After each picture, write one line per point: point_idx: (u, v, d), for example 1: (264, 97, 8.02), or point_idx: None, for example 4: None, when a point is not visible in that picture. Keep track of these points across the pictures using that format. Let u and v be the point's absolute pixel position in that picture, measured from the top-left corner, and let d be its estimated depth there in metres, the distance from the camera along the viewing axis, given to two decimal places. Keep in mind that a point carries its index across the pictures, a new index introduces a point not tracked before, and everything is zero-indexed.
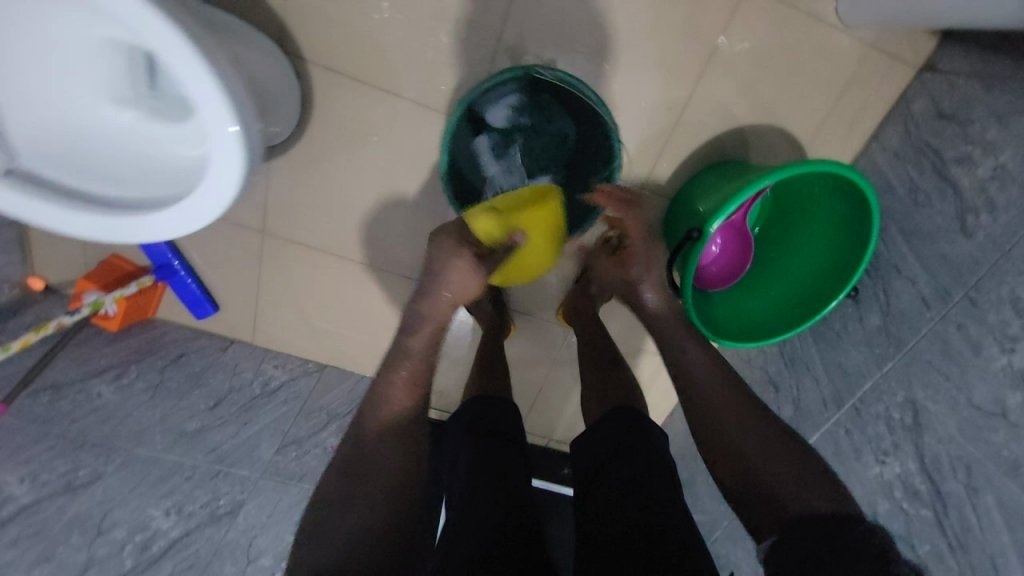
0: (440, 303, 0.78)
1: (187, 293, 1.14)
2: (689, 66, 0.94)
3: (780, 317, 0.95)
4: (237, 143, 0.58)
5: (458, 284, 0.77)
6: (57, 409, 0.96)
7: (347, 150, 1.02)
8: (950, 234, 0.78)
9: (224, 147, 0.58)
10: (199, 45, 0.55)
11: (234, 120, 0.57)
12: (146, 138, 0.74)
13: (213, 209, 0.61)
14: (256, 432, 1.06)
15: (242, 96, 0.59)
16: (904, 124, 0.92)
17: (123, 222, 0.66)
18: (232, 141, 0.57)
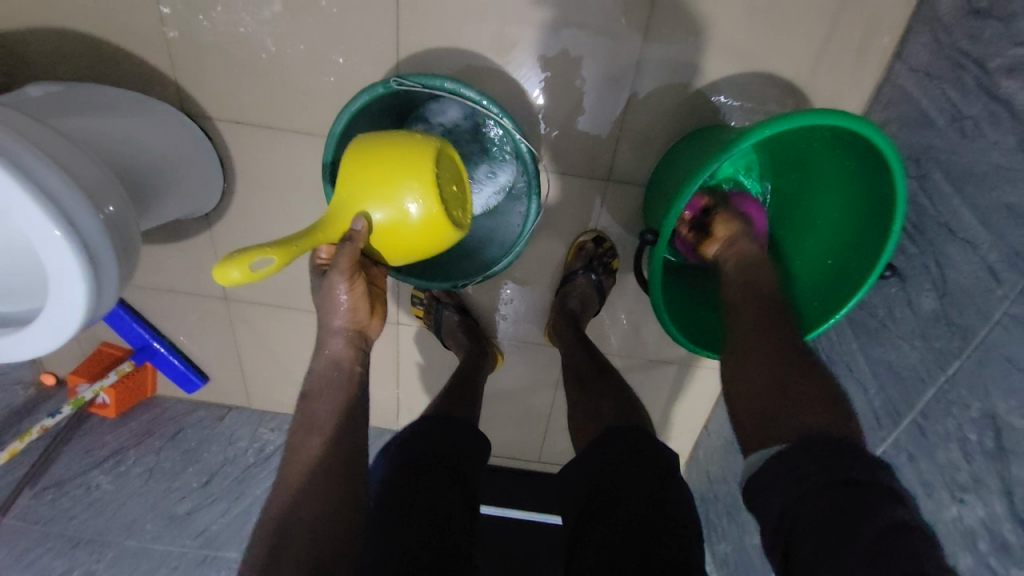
0: (341, 338, 0.72)
1: (172, 369, 1.14)
2: (628, 27, 0.77)
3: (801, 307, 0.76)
4: (70, 244, 0.54)
5: (347, 308, 0.69)
6: (58, 506, 1.00)
7: (279, 201, 0.95)
8: (1013, 174, 0.55)
9: (56, 252, 0.54)
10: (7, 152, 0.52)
11: (55, 223, 0.53)
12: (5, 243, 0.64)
13: (72, 316, 0.57)
14: (245, 507, 1.03)
15: (59, 193, 0.54)
16: (933, 33, 0.69)
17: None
18: (62, 243, 0.53)
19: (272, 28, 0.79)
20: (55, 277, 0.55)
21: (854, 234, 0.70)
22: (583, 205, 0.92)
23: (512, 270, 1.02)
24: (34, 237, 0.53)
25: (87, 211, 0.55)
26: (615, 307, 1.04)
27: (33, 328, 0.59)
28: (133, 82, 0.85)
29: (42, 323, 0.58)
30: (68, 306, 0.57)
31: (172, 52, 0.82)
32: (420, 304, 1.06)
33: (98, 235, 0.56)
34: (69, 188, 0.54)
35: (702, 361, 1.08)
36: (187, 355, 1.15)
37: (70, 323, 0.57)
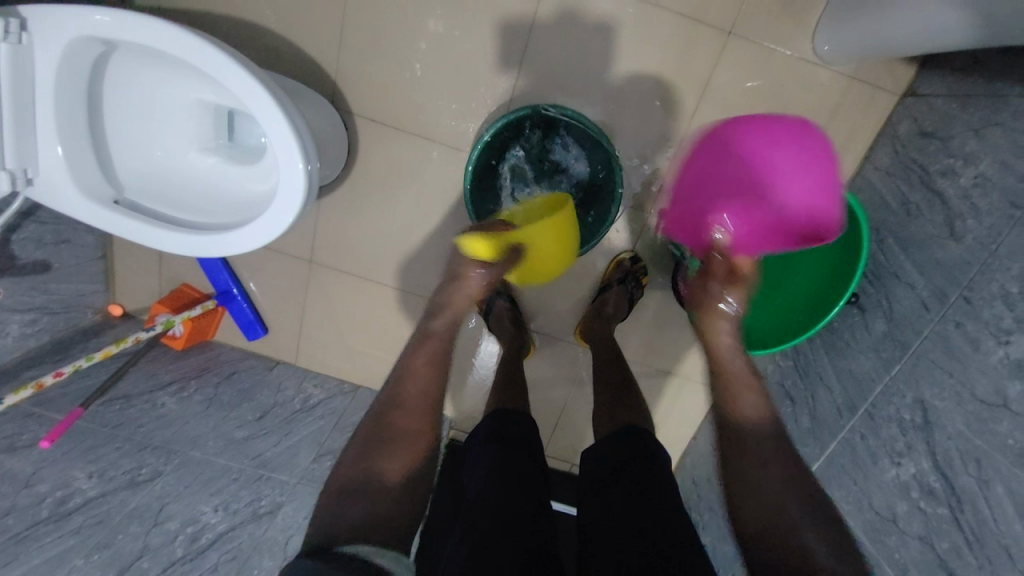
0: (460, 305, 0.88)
1: (242, 316, 1.28)
2: (685, 103, 1.05)
3: (792, 323, 0.98)
4: (304, 177, 0.75)
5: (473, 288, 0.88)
6: (126, 415, 1.05)
7: (384, 186, 1.16)
8: (942, 240, 0.82)
9: (290, 177, 0.75)
10: (282, 104, 0.73)
11: (301, 161, 0.75)
12: (215, 178, 0.90)
13: (279, 227, 0.77)
14: (295, 442, 1.13)
15: (305, 141, 0.76)
16: (891, 146, 1.00)
17: (204, 239, 0.80)
18: (301, 175, 0.74)
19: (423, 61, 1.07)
20: (279, 196, 0.76)
21: (832, 266, 0.93)
22: (628, 230, 1.18)
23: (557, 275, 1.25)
24: (281, 167, 0.75)
25: (314, 157, 0.78)
26: (636, 320, 1.26)
27: (241, 235, 0.79)
28: (299, 75, 1.08)
29: (247, 230, 0.79)
30: (278, 219, 0.77)
31: (339, 59, 1.07)
32: None
33: (312, 178, 0.79)
34: (308, 141, 0.77)
35: (699, 376, 1.30)
36: (258, 306, 1.30)
37: (275, 231, 0.78)
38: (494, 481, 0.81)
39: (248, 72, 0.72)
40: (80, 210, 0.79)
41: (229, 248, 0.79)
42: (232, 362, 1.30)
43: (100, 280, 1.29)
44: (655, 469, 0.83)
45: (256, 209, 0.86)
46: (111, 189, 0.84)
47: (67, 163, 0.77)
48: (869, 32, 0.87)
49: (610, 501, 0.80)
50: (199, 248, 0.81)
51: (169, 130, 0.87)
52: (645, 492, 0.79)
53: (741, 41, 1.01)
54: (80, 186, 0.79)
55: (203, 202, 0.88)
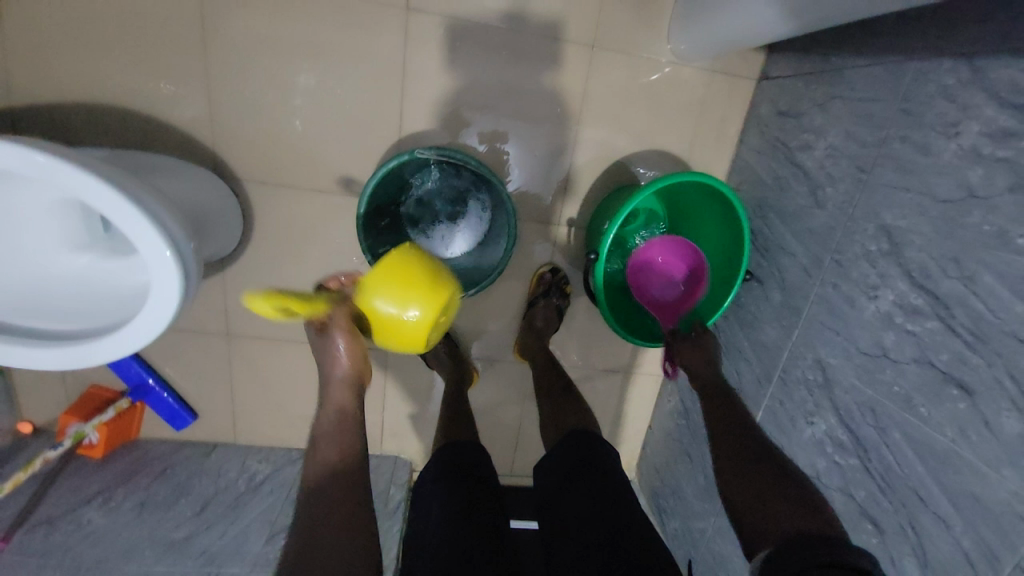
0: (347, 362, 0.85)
1: (163, 406, 1.21)
2: (567, 115, 1.09)
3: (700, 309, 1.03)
4: (175, 264, 0.72)
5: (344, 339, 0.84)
6: (52, 541, 1.01)
7: (290, 246, 1.14)
8: (809, 209, 0.89)
9: (159, 268, 0.72)
10: (133, 195, 0.70)
11: (169, 249, 0.71)
12: (91, 278, 0.85)
13: (161, 321, 0.74)
14: (243, 528, 1.08)
15: (170, 227, 0.73)
16: (758, 127, 1.07)
17: (82, 348, 0.75)
18: (171, 263, 0.71)
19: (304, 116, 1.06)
20: (154, 290, 0.73)
21: (723, 252, 0.99)
22: (544, 243, 1.20)
23: (485, 299, 1.26)
24: (147, 259, 0.71)
25: (184, 241, 0.74)
26: (569, 327, 1.28)
27: (121, 336, 0.75)
28: (175, 150, 1.04)
29: (126, 331, 0.74)
30: (158, 313, 0.73)
31: (214, 128, 1.04)
32: None
33: (189, 263, 0.76)
34: (176, 228, 0.74)
35: (639, 368, 1.34)
36: (181, 392, 1.23)
37: (157, 326, 0.74)
38: (443, 522, 0.79)
39: (96, 173, 0.69)
40: None
41: (111, 353, 0.75)
42: (163, 456, 1.22)
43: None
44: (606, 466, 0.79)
45: (139, 303, 0.81)
46: None
47: None
48: (712, 31, 0.94)
49: (571, 503, 0.75)
50: (79, 359, 0.76)
51: (27, 238, 0.82)
52: (603, 482, 0.76)
53: (605, 52, 1.06)
54: None
55: (82, 306, 0.83)
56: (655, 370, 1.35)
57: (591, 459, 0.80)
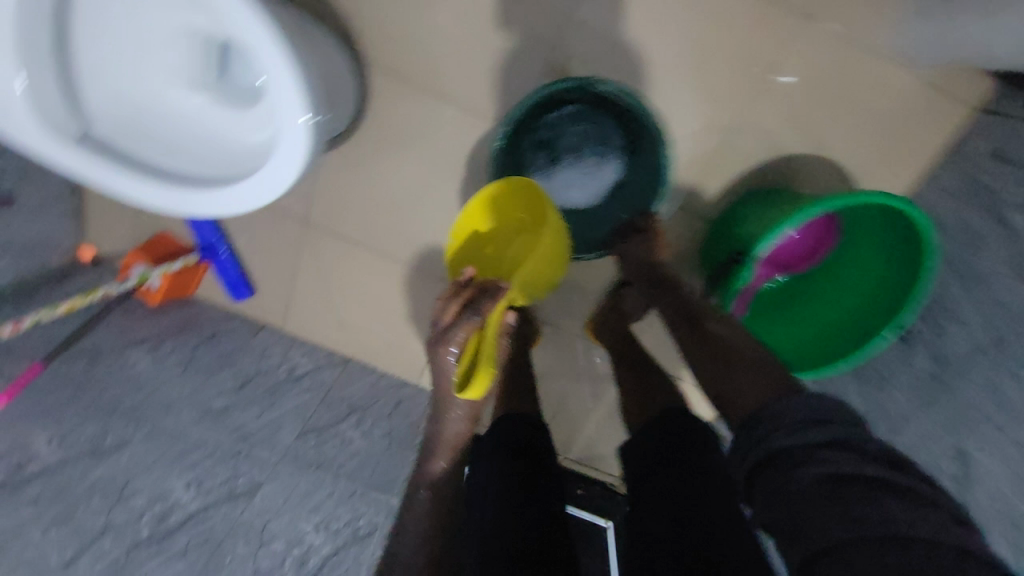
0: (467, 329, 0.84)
1: (226, 275, 1.18)
2: (749, 87, 0.96)
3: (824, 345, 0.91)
4: (307, 134, 0.63)
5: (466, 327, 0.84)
6: (93, 375, 0.95)
7: (395, 149, 1.05)
8: (1009, 279, 0.77)
9: (289, 134, 0.64)
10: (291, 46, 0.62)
11: (305, 115, 0.63)
12: (200, 120, 0.77)
13: (269, 191, 0.66)
14: (278, 416, 1.06)
15: (311, 91, 0.64)
16: (958, 166, 0.91)
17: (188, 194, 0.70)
18: (303, 132, 0.63)
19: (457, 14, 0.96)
20: (277, 156, 0.65)
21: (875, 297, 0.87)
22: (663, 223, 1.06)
23: None
24: (281, 120, 0.63)
25: (320, 111, 0.66)
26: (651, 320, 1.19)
27: (229, 194, 0.68)
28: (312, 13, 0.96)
29: (236, 191, 0.68)
30: (270, 182, 0.66)
31: None
32: None
33: (318, 134, 0.67)
34: (316, 93, 0.66)
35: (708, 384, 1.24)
36: (245, 265, 1.20)
37: (266, 196, 0.67)
38: (498, 496, 0.76)
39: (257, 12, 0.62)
40: (35, 142, 0.67)
41: (213, 209, 0.69)
42: (213, 322, 1.19)
43: (70, 217, 1.16)
44: (698, 458, 0.68)
45: (249, 165, 0.74)
46: (77, 120, 0.71)
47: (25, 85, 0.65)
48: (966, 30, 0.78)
49: (655, 492, 0.68)
50: (179, 205, 0.70)
51: (156, 63, 0.76)
52: (702, 478, 0.65)
53: (820, 28, 0.93)
54: (38, 114, 0.67)
55: (186, 147, 0.76)
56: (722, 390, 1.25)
57: (682, 447, 0.70)
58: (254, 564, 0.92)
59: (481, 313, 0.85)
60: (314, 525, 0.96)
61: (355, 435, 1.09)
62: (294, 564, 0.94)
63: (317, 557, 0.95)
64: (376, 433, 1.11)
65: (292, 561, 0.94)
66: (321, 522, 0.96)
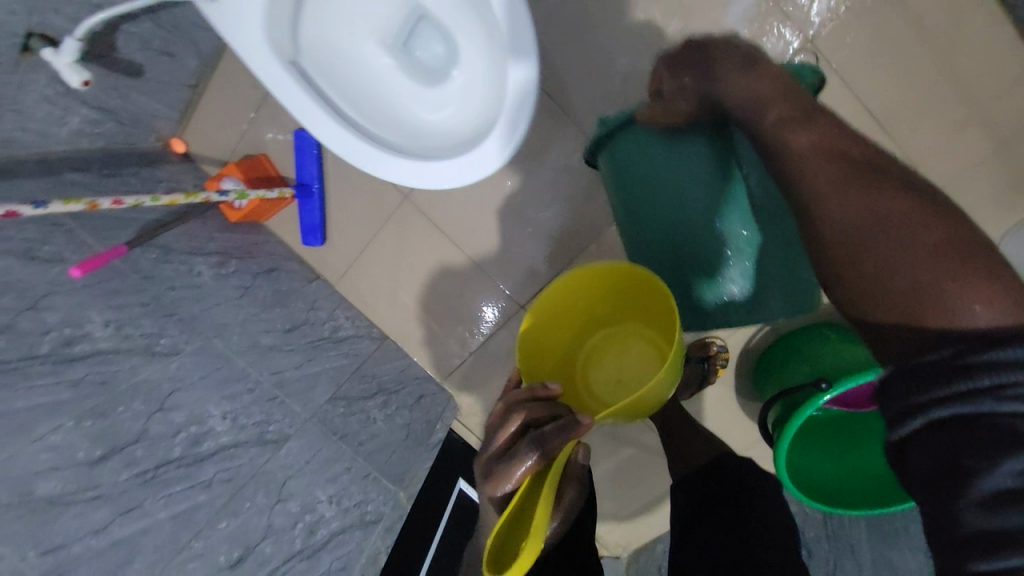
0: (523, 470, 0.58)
1: (307, 217, 1.18)
2: None
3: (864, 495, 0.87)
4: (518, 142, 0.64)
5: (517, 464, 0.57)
6: (160, 269, 0.94)
7: (519, 162, 1.08)
8: None
9: (500, 133, 0.65)
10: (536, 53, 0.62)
11: (525, 122, 0.64)
12: (392, 84, 0.79)
13: (457, 179, 0.68)
14: (315, 372, 1.05)
15: None
16: None
17: (372, 153, 0.71)
18: (517, 140, 0.64)
19: (625, 69, 1.02)
20: (478, 152, 0.66)
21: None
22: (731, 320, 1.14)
23: None
24: (499, 121, 0.65)
25: None
26: None
27: (414, 167, 0.70)
28: None
29: (424, 169, 0.70)
30: (461, 172, 0.68)
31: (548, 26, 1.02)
32: None
33: None
34: None
35: None
36: (327, 214, 1.20)
37: (453, 182, 0.68)
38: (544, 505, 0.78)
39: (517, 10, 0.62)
40: (254, 58, 0.70)
41: (395, 176, 0.71)
42: (275, 257, 1.19)
43: (177, 109, 1.15)
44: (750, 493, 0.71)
45: (436, 145, 0.76)
46: (291, 45, 0.73)
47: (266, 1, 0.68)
48: None
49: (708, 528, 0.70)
50: (365, 159, 0.72)
51: (379, 18, 0.78)
52: (761, 512, 0.68)
53: None
54: (265, 31, 0.69)
55: (372, 104, 0.78)
56: None
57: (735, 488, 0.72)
58: (269, 519, 0.87)
59: (540, 451, 0.56)
60: (327, 496, 0.95)
61: (379, 416, 1.09)
62: (304, 532, 0.90)
63: (326, 530, 0.92)
64: (397, 418, 1.12)
65: (302, 528, 0.90)
66: (336, 495, 0.94)
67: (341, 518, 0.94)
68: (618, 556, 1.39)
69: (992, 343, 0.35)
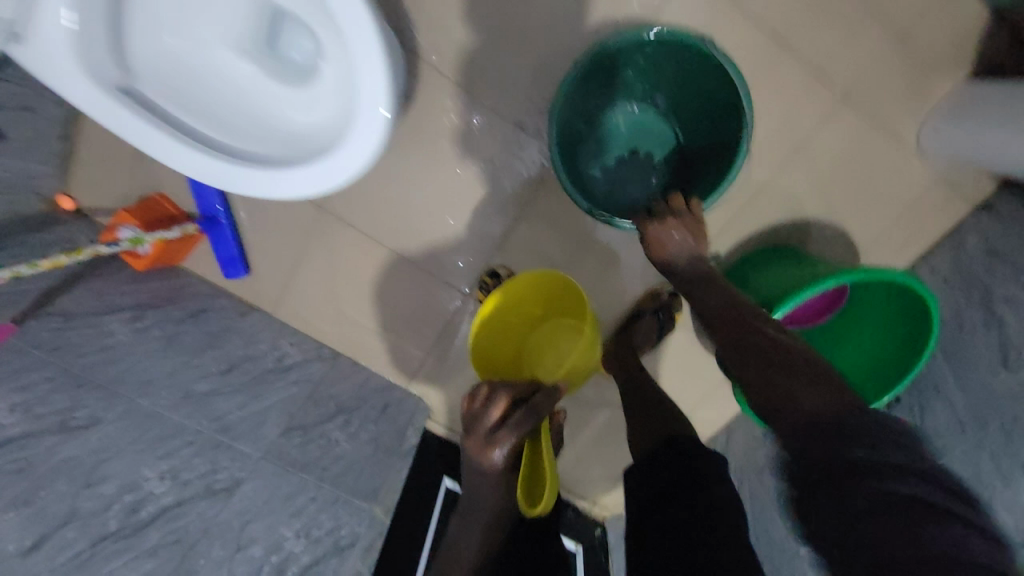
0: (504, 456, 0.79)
1: (223, 250, 1.11)
2: (774, 154, 0.99)
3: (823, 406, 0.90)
4: (382, 127, 0.60)
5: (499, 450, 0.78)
6: (66, 339, 0.88)
7: (429, 149, 1.04)
8: (993, 366, 0.82)
9: (362, 122, 0.61)
10: (380, 34, 0.59)
11: (383, 104, 0.60)
12: (251, 93, 0.74)
13: (331, 179, 0.63)
14: (263, 408, 1.00)
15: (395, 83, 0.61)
16: (953, 254, 0.99)
17: (238, 171, 0.66)
18: (380, 124, 0.60)
19: (516, 29, 0.96)
20: (346, 147, 0.62)
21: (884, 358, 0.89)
22: None
23: (592, 293, 1.14)
24: (357, 109, 0.60)
25: None
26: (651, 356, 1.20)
27: (286, 175, 0.65)
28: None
29: (296, 177, 0.64)
30: (334, 170, 0.63)
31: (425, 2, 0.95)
32: (486, 289, 1.09)
33: None
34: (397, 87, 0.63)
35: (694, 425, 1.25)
36: (244, 243, 1.13)
37: (329, 182, 0.63)
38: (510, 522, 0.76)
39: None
40: (77, 92, 0.63)
41: (267, 189, 0.66)
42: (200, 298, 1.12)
43: (54, 163, 1.06)
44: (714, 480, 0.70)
45: (308, 148, 0.70)
46: (122, 73, 0.67)
47: (74, 26, 0.62)
48: (980, 140, 0.87)
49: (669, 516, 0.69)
50: (234, 181, 0.66)
51: (214, 27, 0.72)
52: (706, 496, 0.68)
53: (852, 110, 0.97)
54: (81, 59, 0.63)
55: (233, 118, 0.73)
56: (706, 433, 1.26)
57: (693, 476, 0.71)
58: (228, 571, 0.81)
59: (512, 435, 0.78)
60: (294, 532, 0.91)
61: (341, 437, 1.05)
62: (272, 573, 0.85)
63: (298, 565, 0.88)
64: (362, 435, 1.08)
65: (269, 570, 0.85)
66: (302, 529, 0.91)
67: (312, 551, 0.91)
68: (620, 515, 1.40)
69: (875, 470, 0.48)
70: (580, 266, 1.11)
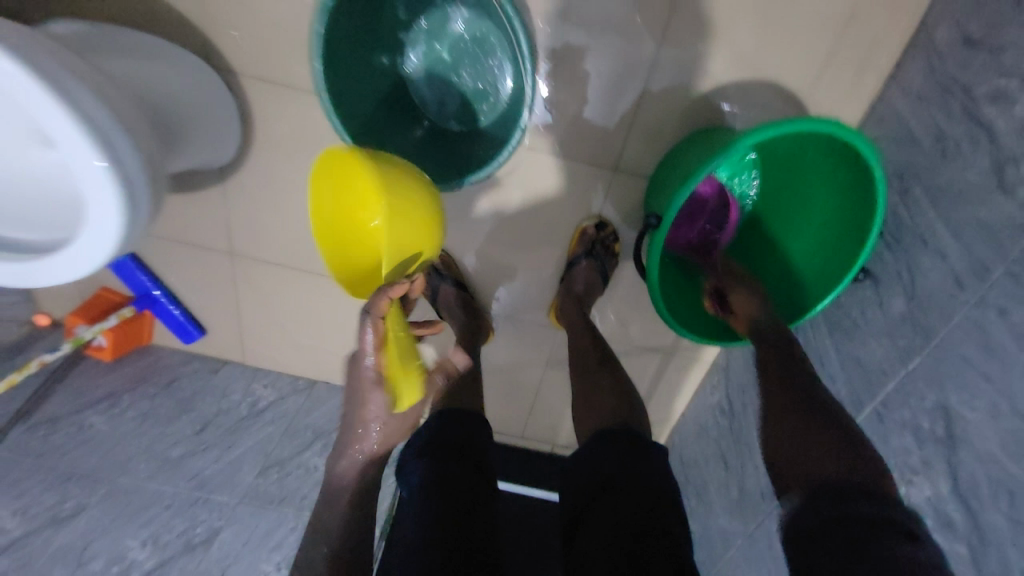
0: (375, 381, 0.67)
1: (170, 318, 1.13)
2: (653, 24, 0.80)
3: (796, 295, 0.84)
4: (110, 178, 0.59)
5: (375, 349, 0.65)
6: (50, 443, 1.04)
7: (291, 155, 0.94)
8: (987, 193, 0.60)
9: (92, 180, 0.59)
10: (57, 87, 0.56)
11: (99, 156, 0.58)
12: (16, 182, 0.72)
13: (100, 245, 0.62)
14: (238, 455, 1.09)
15: (107, 131, 0.59)
16: (925, 59, 0.74)
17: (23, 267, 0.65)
18: (104, 176, 0.58)
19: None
20: (92, 211, 0.60)
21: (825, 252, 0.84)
22: (598, 191, 0.95)
23: (521, 248, 1.03)
24: (81, 171, 0.59)
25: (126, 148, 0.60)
26: (611, 294, 1.07)
27: (62, 257, 0.64)
28: (161, 27, 0.85)
29: (72, 255, 0.64)
30: (97, 236, 0.62)
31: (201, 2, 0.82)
32: None
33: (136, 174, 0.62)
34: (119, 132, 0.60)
35: (686, 352, 1.11)
36: (187, 306, 1.14)
37: (101, 250, 0.62)
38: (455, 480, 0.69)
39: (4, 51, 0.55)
40: None
41: (55, 276, 0.65)
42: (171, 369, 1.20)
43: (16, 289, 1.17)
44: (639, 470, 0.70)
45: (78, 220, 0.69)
46: None
47: None
48: None
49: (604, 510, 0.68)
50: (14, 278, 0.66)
51: None
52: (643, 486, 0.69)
53: None
54: None
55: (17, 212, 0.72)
56: (703, 356, 1.12)
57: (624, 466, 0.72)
58: None
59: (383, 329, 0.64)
60: (275, 563, 1.01)
61: (319, 461, 1.10)
62: None
63: None
64: None
65: None
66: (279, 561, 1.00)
67: None
68: None
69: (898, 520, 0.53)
70: (495, 224, 0.99)
